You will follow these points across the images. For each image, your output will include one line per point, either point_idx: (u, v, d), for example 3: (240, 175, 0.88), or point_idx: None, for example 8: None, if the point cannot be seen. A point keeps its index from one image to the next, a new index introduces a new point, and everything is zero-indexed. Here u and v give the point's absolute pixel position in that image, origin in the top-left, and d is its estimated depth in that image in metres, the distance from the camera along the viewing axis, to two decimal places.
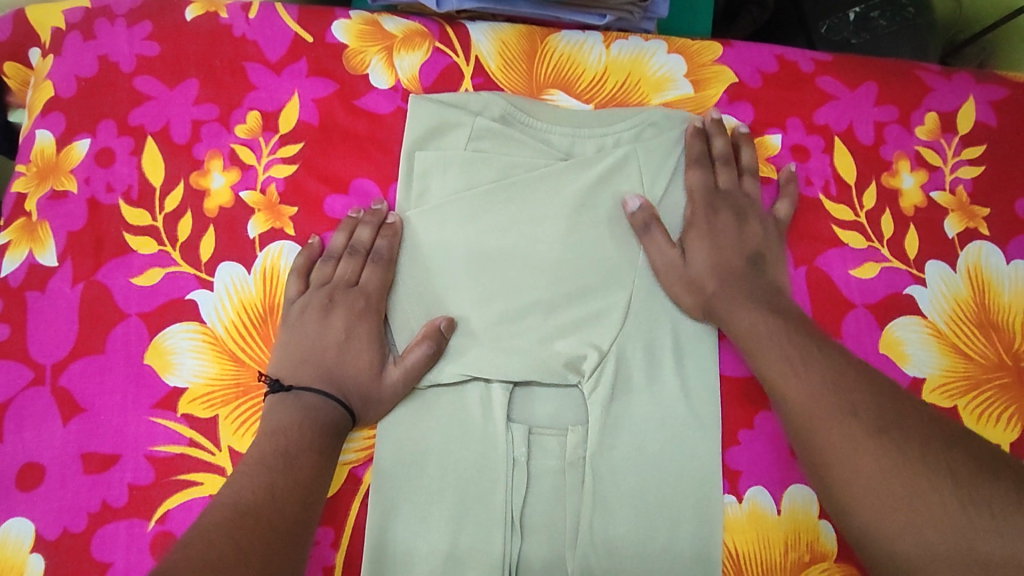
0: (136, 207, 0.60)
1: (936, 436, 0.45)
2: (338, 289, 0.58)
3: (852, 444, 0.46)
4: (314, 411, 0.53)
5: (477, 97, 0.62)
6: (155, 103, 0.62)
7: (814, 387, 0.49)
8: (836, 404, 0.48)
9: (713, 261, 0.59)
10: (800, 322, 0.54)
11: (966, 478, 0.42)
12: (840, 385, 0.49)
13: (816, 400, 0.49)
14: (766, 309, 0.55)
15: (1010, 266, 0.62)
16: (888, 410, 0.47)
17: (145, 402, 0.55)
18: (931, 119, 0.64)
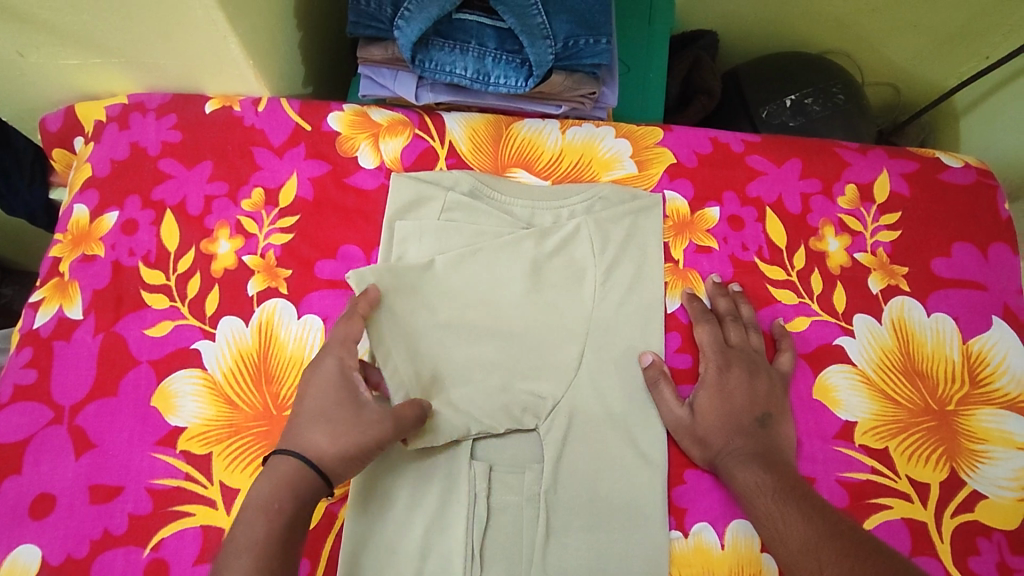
0: (153, 269, 0.69)
1: (844, 522, 0.52)
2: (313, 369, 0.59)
3: (778, 514, 0.55)
4: (262, 495, 0.51)
5: (450, 174, 0.72)
6: (175, 181, 0.73)
7: (757, 475, 0.57)
8: (774, 485, 0.56)
9: (711, 346, 0.65)
10: (756, 412, 0.62)
11: (859, 541, 0.50)
12: (777, 476, 0.57)
13: (761, 481, 0.57)
14: (747, 421, 0.61)
15: (932, 319, 0.67)
16: (813, 498, 0.55)
17: (149, 439, 0.62)
18: (850, 190, 0.73)
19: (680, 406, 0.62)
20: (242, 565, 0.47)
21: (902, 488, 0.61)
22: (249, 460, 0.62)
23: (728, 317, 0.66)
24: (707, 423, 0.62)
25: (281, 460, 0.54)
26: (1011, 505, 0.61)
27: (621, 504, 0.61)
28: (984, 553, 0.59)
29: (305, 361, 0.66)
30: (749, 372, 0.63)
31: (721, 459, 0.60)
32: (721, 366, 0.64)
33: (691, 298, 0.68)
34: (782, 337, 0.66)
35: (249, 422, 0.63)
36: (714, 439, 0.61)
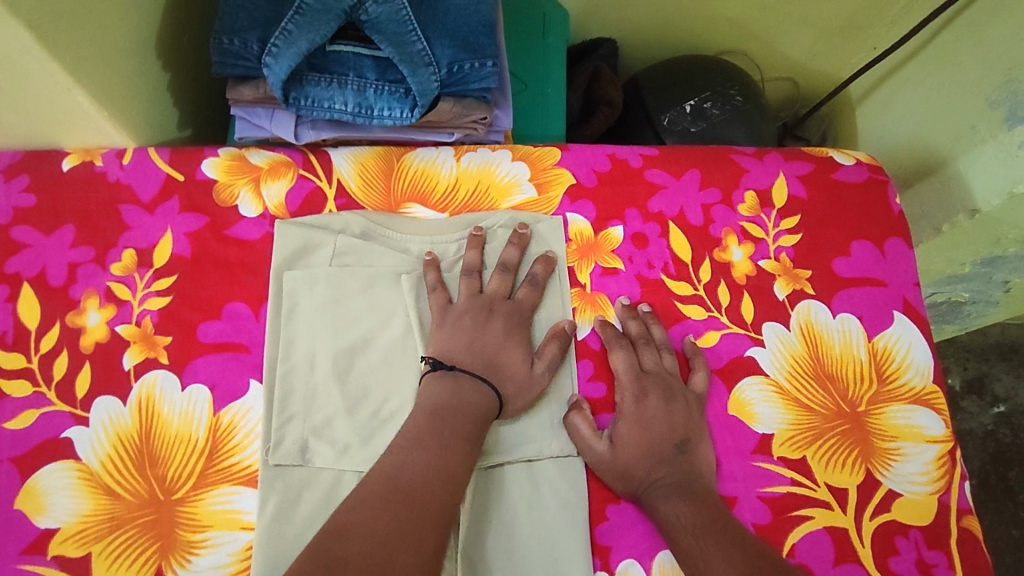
0: (10, 351, 0.62)
1: (764, 554, 0.51)
2: (497, 300, 0.64)
3: (699, 552, 0.53)
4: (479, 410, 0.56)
5: (338, 217, 0.68)
6: (31, 250, 0.66)
7: (680, 505, 0.56)
8: (695, 519, 0.55)
9: (627, 368, 0.63)
10: (676, 432, 0.60)
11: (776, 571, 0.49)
12: (700, 505, 0.56)
13: (683, 514, 0.55)
14: (665, 448, 0.59)
15: (838, 320, 0.68)
16: (733, 530, 0.54)
17: (13, 549, 0.56)
18: (750, 196, 0.72)
19: (598, 440, 0.60)
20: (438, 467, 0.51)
21: (822, 497, 0.61)
22: (135, 554, 0.57)
23: (641, 341, 0.65)
24: (626, 457, 0.59)
25: (480, 388, 0.58)
26: (926, 500, 0.62)
27: (544, 551, 0.58)
28: (903, 552, 0.60)
29: (192, 436, 0.61)
30: (664, 398, 0.61)
31: (644, 492, 0.58)
32: (641, 393, 0.61)
33: (603, 324, 0.65)
34: (694, 353, 0.65)
35: (133, 511, 0.58)
36: (635, 471, 0.59)
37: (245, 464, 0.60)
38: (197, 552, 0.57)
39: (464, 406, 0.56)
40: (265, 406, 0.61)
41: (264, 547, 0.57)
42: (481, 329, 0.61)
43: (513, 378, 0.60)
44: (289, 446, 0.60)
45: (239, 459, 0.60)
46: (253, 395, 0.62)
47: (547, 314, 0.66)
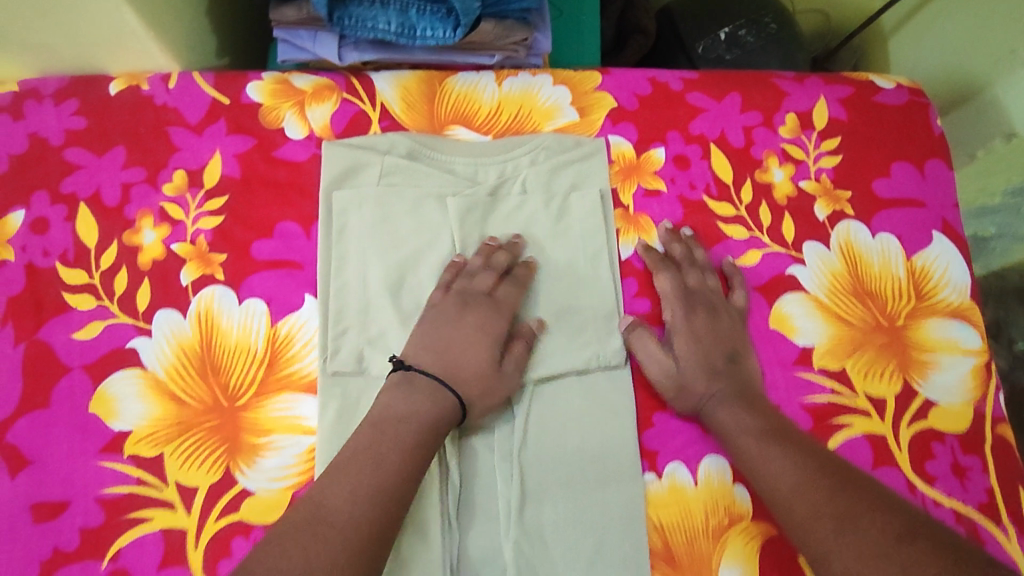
0: (73, 268, 0.64)
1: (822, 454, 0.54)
2: (473, 297, 0.62)
3: (760, 456, 0.55)
4: (426, 418, 0.55)
5: (385, 138, 0.69)
6: (85, 171, 0.67)
7: (736, 412, 0.59)
8: (758, 425, 0.57)
9: (673, 289, 0.65)
10: (728, 352, 0.62)
11: (837, 468, 0.52)
12: (751, 413, 0.58)
13: (747, 423, 0.58)
14: (716, 360, 0.62)
15: (877, 240, 0.69)
16: (790, 434, 0.56)
17: (92, 448, 0.60)
18: (791, 119, 0.72)
19: (660, 359, 0.62)
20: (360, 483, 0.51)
21: (860, 405, 0.64)
22: (204, 455, 0.60)
23: (685, 263, 0.66)
24: (689, 368, 0.61)
25: (443, 394, 0.57)
26: (961, 409, 0.64)
27: (592, 453, 0.60)
28: (939, 457, 0.62)
29: (252, 347, 0.63)
30: (710, 314, 0.64)
31: (704, 405, 0.60)
32: (688, 309, 0.64)
33: (646, 249, 0.67)
34: (734, 272, 0.67)
35: (199, 416, 0.61)
36: (694, 386, 0.61)
37: (305, 373, 0.63)
38: (263, 453, 0.60)
39: (409, 414, 0.55)
40: (321, 320, 0.64)
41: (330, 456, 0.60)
42: (453, 325, 0.60)
43: (475, 380, 0.59)
44: (346, 356, 0.62)
45: (299, 368, 0.63)
46: (309, 309, 0.64)
47: (591, 240, 0.66)
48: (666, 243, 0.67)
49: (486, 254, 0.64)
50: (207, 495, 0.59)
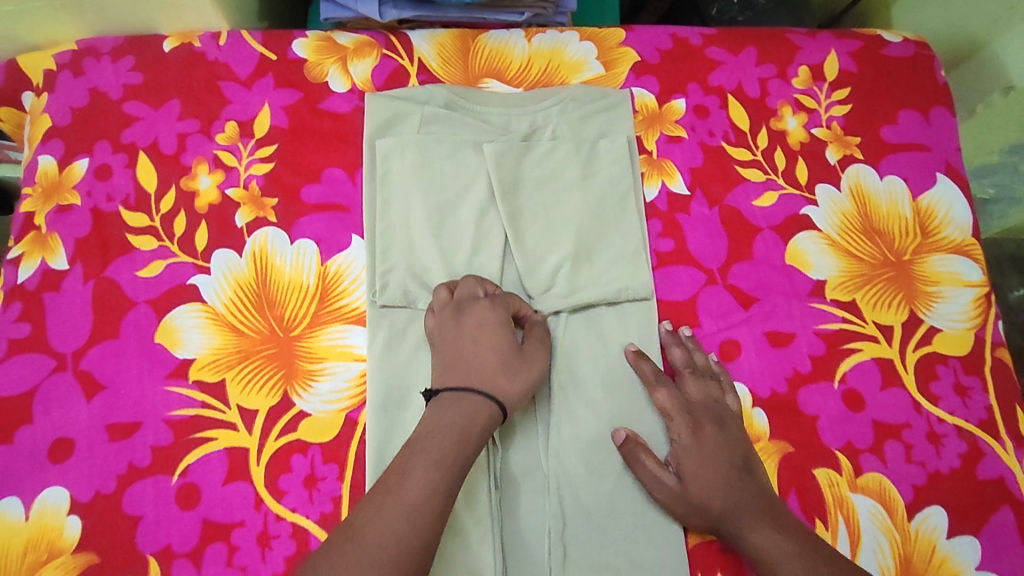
0: (135, 211, 0.69)
1: (793, 523, 0.59)
2: (465, 299, 0.63)
3: (795, 563, 0.56)
4: (459, 424, 0.54)
5: (423, 89, 0.73)
6: (143, 123, 0.71)
7: (718, 473, 0.60)
8: (787, 546, 0.57)
9: (683, 373, 0.65)
10: (718, 410, 0.63)
11: (814, 543, 0.57)
12: (733, 470, 0.60)
13: (773, 544, 0.57)
14: (732, 471, 0.60)
15: (885, 182, 0.73)
16: (823, 549, 0.57)
17: (159, 374, 0.64)
18: (804, 71, 0.77)
19: (666, 476, 0.60)
20: (421, 478, 0.51)
21: (870, 332, 0.69)
22: (262, 380, 0.64)
23: (687, 368, 0.65)
24: (698, 490, 0.59)
25: (485, 407, 0.56)
26: (963, 335, 0.69)
27: (619, 422, 0.64)
28: (942, 377, 0.67)
29: (304, 282, 0.67)
30: (720, 427, 0.62)
31: (722, 521, 0.59)
32: (689, 426, 0.62)
33: (637, 355, 0.65)
34: (722, 372, 0.66)
35: (257, 345, 0.65)
36: (709, 504, 0.59)
37: (354, 306, 0.67)
38: (318, 378, 0.65)
39: (444, 425, 0.54)
40: (368, 257, 0.68)
41: (373, 478, 0.61)
42: (457, 324, 0.61)
43: (483, 365, 0.58)
44: (394, 290, 0.66)
45: (348, 301, 0.67)
46: (356, 248, 0.69)
47: (618, 182, 0.71)
48: (671, 338, 0.67)
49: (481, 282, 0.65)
50: (267, 416, 0.63)
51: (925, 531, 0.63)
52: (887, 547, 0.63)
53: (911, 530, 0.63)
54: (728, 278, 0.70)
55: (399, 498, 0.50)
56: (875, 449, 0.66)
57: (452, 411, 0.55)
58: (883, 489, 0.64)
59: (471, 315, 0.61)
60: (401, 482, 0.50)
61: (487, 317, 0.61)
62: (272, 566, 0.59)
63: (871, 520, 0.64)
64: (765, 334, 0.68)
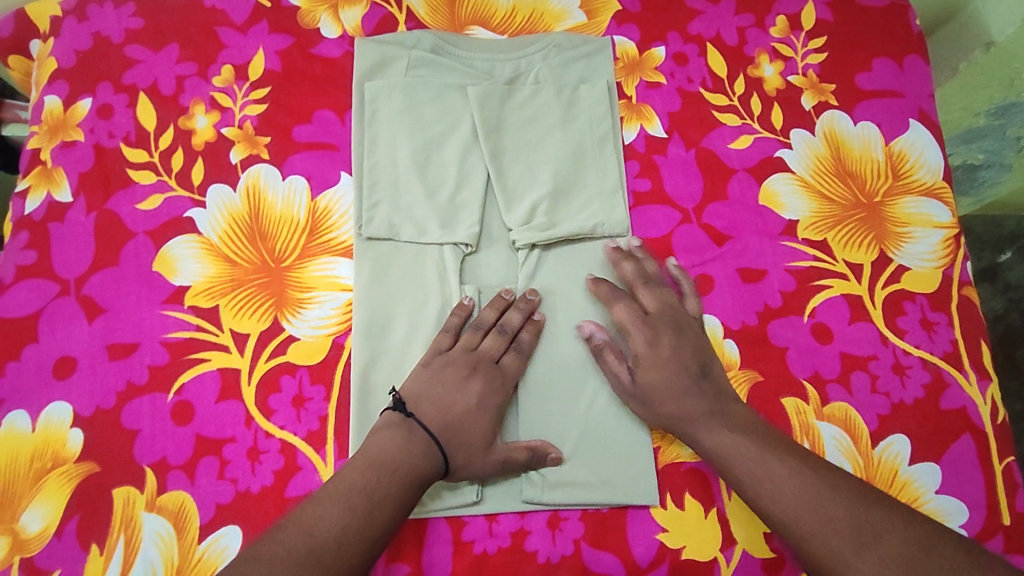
0: (136, 148, 0.72)
1: (760, 426, 0.60)
2: (477, 356, 0.64)
3: (759, 462, 0.57)
4: (394, 452, 0.57)
5: (411, 34, 0.76)
6: (143, 65, 0.75)
7: (670, 375, 0.62)
8: (745, 443, 0.58)
9: (636, 283, 0.67)
10: (667, 315, 0.66)
11: (789, 445, 0.59)
12: (685, 373, 0.62)
13: (728, 439, 0.59)
14: (688, 376, 0.62)
15: (858, 128, 0.76)
16: (789, 447, 0.58)
17: (157, 299, 0.67)
18: (781, 21, 0.80)
19: (622, 370, 0.64)
20: (364, 474, 0.55)
21: (840, 270, 0.71)
22: (253, 307, 0.67)
23: (639, 280, 0.67)
24: (653, 394, 0.62)
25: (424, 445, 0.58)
26: (931, 273, 0.71)
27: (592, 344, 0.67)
28: (909, 313, 0.70)
29: (295, 216, 0.70)
30: (676, 332, 0.64)
31: (682, 424, 0.61)
32: (647, 336, 0.64)
33: (595, 283, 0.68)
34: (674, 284, 0.68)
35: (249, 274, 0.68)
36: (667, 408, 0.62)
37: (342, 239, 0.70)
38: (307, 305, 0.68)
39: (395, 463, 0.56)
40: (355, 193, 0.71)
41: (358, 396, 0.64)
42: (449, 369, 0.62)
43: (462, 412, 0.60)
44: (379, 222, 0.69)
45: (337, 234, 0.70)
46: (344, 185, 0.72)
47: (599, 124, 0.74)
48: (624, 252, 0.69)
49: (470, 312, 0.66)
50: (258, 340, 0.66)
51: (888, 458, 0.65)
52: (850, 471, 0.64)
53: (874, 456, 0.65)
54: (702, 217, 0.72)
55: (332, 494, 0.54)
56: (841, 379, 0.67)
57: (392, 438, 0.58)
58: (848, 417, 0.66)
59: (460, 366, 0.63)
60: (340, 480, 0.55)
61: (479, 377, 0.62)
62: (261, 479, 0.62)
63: (836, 446, 0.65)
64: (738, 270, 0.70)
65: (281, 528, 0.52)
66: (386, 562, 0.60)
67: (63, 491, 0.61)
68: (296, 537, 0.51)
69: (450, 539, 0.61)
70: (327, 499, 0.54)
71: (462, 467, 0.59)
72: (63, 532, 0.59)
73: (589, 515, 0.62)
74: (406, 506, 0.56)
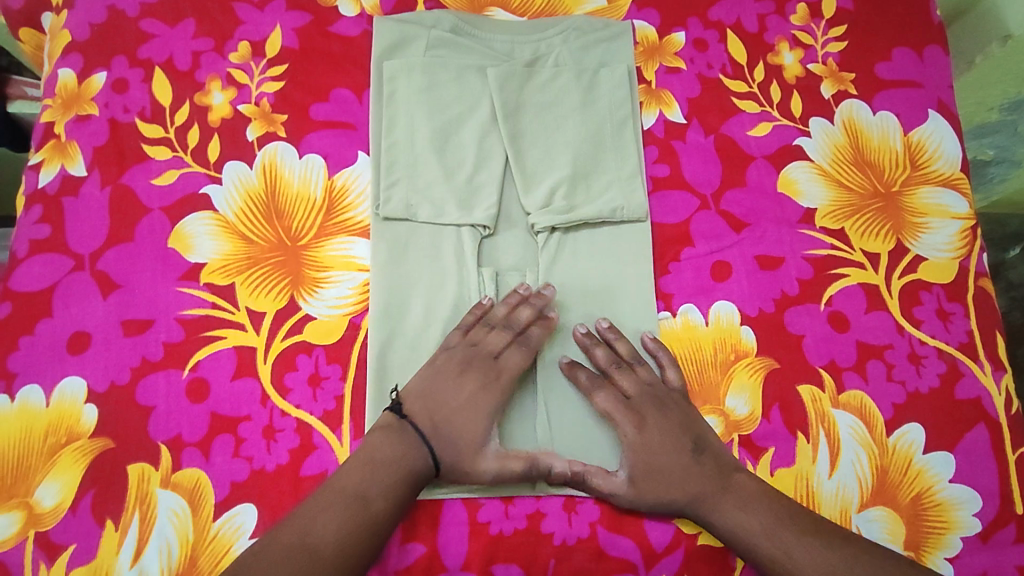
0: (151, 123, 0.71)
1: (765, 492, 0.61)
2: (477, 351, 0.64)
3: (775, 539, 0.58)
4: (393, 451, 0.59)
5: (430, 14, 0.76)
6: (159, 40, 0.74)
7: (664, 470, 0.61)
8: (760, 525, 0.59)
9: (615, 356, 0.66)
10: (654, 399, 0.64)
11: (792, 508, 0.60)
12: (680, 467, 0.61)
13: (746, 523, 0.59)
14: (683, 457, 0.62)
15: (877, 118, 0.76)
16: (797, 515, 0.59)
17: (172, 276, 0.67)
18: (802, 9, 0.80)
19: (615, 479, 0.61)
20: (360, 471, 0.58)
21: (857, 259, 0.71)
22: (269, 285, 0.67)
23: (615, 364, 0.65)
24: (655, 493, 0.60)
25: (417, 449, 0.59)
26: (947, 264, 0.71)
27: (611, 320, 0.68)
28: (925, 303, 0.70)
29: (312, 195, 0.70)
30: (660, 412, 0.63)
31: (692, 508, 0.60)
32: (634, 421, 0.63)
33: (571, 364, 0.65)
34: (656, 350, 0.66)
35: (265, 253, 0.68)
36: (674, 498, 0.60)
37: (359, 219, 0.70)
38: (323, 284, 0.67)
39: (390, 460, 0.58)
40: (372, 172, 0.71)
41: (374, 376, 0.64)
42: (441, 364, 0.63)
43: (455, 405, 0.62)
44: (396, 202, 0.69)
45: (353, 214, 0.70)
46: (361, 165, 0.71)
47: (619, 108, 0.74)
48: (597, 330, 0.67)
49: (481, 313, 0.66)
50: (274, 318, 0.66)
51: (902, 447, 0.65)
52: (865, 458, 0.64)
53: (889, 445, 0.65)
54: (721, 203, 0.72)
55: (332, 488, 0.57)
56: (857, 367, 0.67)
57: (387, 440, 0.59)
58: (863, 405, 0.66)
59: (460, 365, 0.63)
60: (340, 475, 0.58)
61: (477, 374, 0.63)
62: (277, 458, 0.62)
63: (851, 434, 0.65)
64: (755, 258, 0.70)
65: (285, 522, 0.56)
66: (402, 541, 0.60)
67: (78, 465, 0.60)
68: (293, 538, 0.54)
69: (466, 520, 0.61)
70: (328, 491, 0.57)
71: (451, 470, 0.60)
72: (78, 507, 0.59)
73: (605, 499, 0.62)
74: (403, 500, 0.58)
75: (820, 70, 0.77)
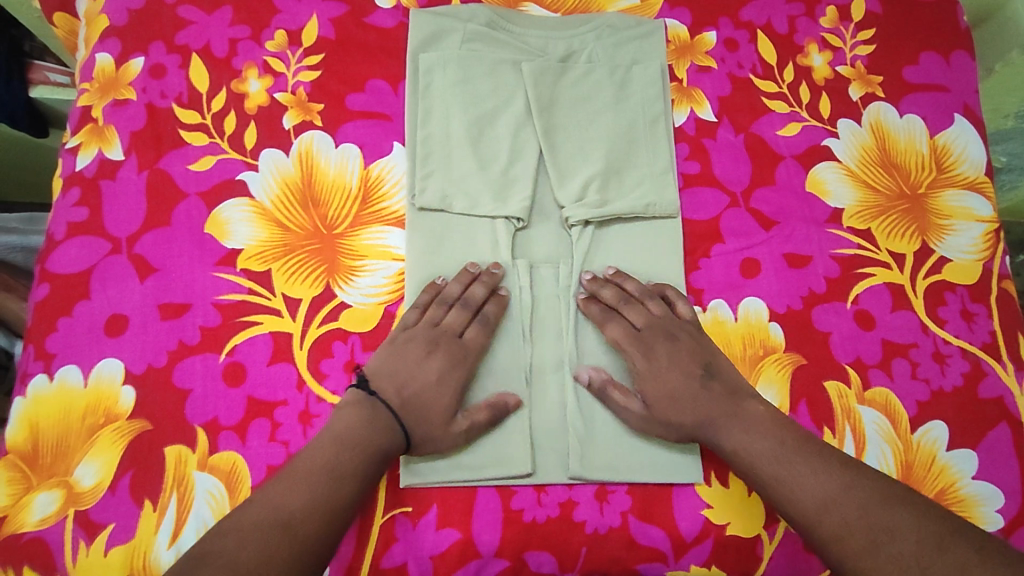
0: (188, 109, 0.72)
1: (776, 421, 0.61)
2: (444, 334, 0.64)
3: (782, 463, 0.58)
4: (396, 402, 0.60)
5: (466, 8, 0.77)
6: (196, 26, 0.74)
7: (666, 390, 0.63)
8: (769, 448, 0.59)
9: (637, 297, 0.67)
10: (666, 327, 0.66)
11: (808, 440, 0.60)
12: (682, 392, 0.63)
13: (754, 446, 0.60)
14: (692, 382, 0.63)
15: (903, 121, 0.77)
16: (811, 445, 0.60)
17: (209, 261, 0.67)
18: (831, 11, 0.81)
19: (632, 402, 0.64)
20: (353, 411, 0.59)
21: (883, 259, 0.72)
22: (305, 272, 0.67)
23: (641, 295, 0.67)
24: (662, 410, 0.63)
25: (392, 430, 0.59)
26: (971, 265, 0.73)
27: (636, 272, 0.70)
28: (949, 303, 0.71)
29: (348, 183, 0.70)
30: (669, 341, 0.65)
31: (701, 431, 0.62)
32: (642, 350, 0.65)
33: (587, 300, 0.67)
34: (660, 289, 0.68)
35: (301, 240, 0.68)
36: (683, 421, 0.62)
37: (394, 209, 0.70)
38: (359, 273, 0.68)
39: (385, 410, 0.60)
40: (408, 163, 0.71)
41: None
42: (420, 364, 0.62)
43: (432, 403, 0.61)
44: (432, 193, 0.69)
45: (388, 204, 0.71)
46: (397, 155, 0.72)
47: (652, 105, 0.75)
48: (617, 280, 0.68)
49: (464, 281, 0.66)
50: (310, 305, 0.66)
51: (926, 443, 0.66)
52: (890, 454, 0.66)
53: (913, 441, 0.66)
54: (750, 201, 0.73)
55: (327, 433, 0.58)
56: (882, 365, 0.69)
57: (386, 386, 0.61)
58: (888, 402, 0.67)
59: (438, 355, 0.63)
60: (335, 418, 0.59)
61: (449, 370, 0.62)
62: None
63: (876, 430, 0.66)
64: (784, 255, 0.71)
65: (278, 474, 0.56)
66: (437, 528, 0.60)
67: (115, 446, 0.61)
68: (259, 510, 0.53)
69: (499, 508, 0.61)
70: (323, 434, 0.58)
71: (423, 442, 0.60)
72: (116, 487, 0.60)
73: (636, 489, 0.63)
74: (368, 479, 0.57)
75: (849, 73, 0.78)
